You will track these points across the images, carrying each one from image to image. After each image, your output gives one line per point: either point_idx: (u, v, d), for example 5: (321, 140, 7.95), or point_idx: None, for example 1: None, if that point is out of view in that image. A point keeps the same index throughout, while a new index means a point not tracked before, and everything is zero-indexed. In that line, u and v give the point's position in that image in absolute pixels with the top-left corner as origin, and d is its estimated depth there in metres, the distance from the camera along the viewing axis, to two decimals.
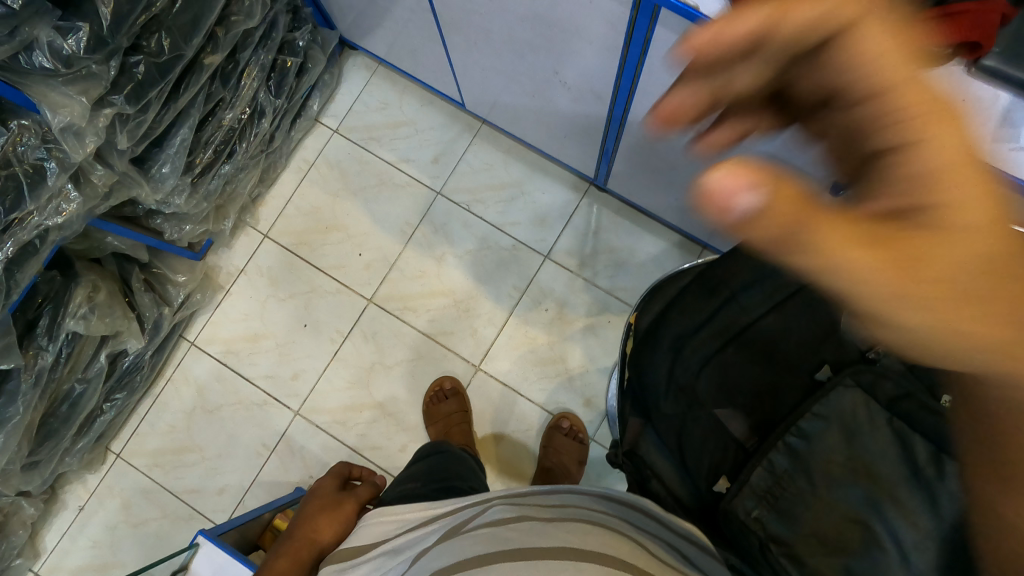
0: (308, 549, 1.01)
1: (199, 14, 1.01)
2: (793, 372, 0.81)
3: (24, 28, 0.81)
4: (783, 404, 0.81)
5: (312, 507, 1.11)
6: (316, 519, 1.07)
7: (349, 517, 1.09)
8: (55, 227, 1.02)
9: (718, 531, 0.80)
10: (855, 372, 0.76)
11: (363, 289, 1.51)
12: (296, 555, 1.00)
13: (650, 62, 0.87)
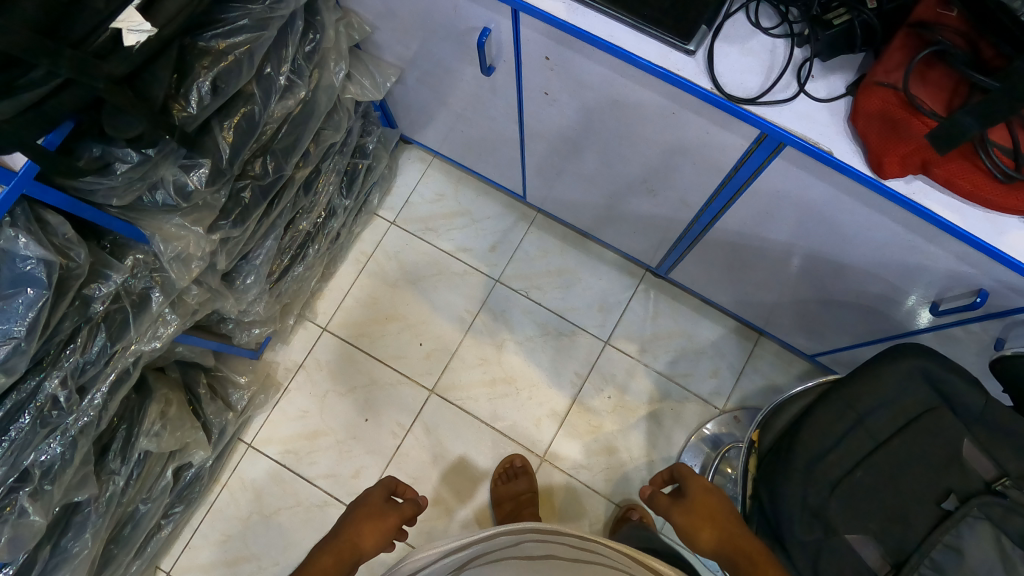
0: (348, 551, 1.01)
1: (299, 135, 1.03)
2: (919, 496, 0.77)
3: (152, 172, 0.84)
4: (913, 531, 0.76)
5: (356, 515, 1.07)
6: (358, 528, 1.04)
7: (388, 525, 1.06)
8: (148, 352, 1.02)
9: None
10: (983, 500, 0.73)
11: (425, 379, 1.50)
12: (339, 553, 1.00)
13: (756, 186, 0.89)
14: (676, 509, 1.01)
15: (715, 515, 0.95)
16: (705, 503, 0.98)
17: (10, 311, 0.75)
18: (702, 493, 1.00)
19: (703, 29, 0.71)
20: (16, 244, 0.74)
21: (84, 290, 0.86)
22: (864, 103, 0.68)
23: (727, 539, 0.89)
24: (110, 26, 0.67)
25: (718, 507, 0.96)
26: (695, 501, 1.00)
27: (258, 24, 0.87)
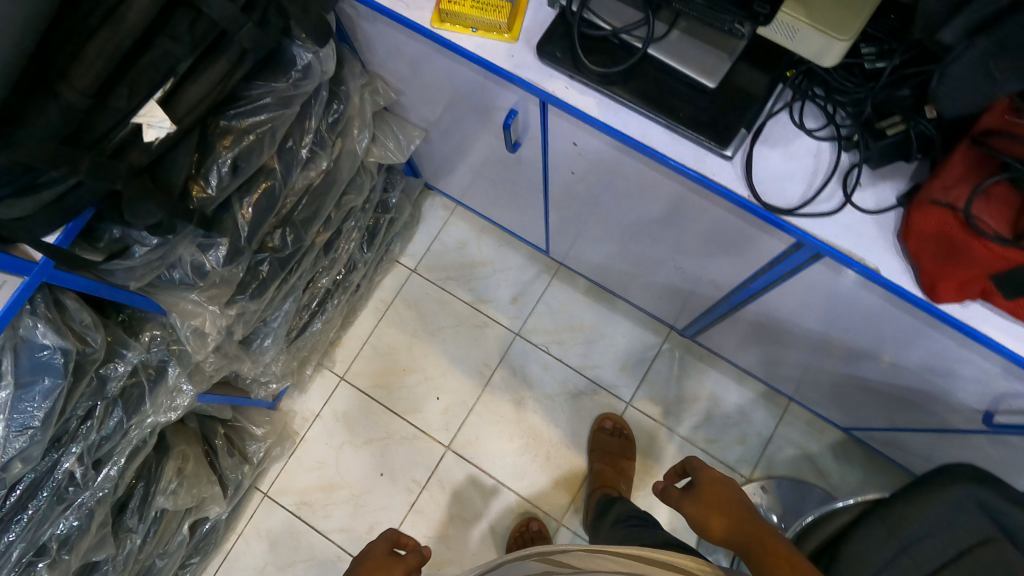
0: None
1: (320, 204, 1.01)
2: None
3: (171, 253, 0.83)
4: None
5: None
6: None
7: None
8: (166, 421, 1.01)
9: None
10: None
11: (441, 436, 1.47)
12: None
13: (794, 285, 0.85)
14: (686, 504, 0.90)
15: (742, 512, 0.86)
16: (718, 493, 0.90)
17: (24, 404, 0.75)
18: (711, 482, 0.92)
19: (742, 133, 0.68)
20: (33, 333, 0.74)
21: (101, 369, 0.86)
22: (919, 221, 0.63)
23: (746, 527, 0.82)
24: (131, 121, 0.65)
25: (733, 496, 0.89)
26: (705, 491, 0.91)
27: (282, 102, 0.84)
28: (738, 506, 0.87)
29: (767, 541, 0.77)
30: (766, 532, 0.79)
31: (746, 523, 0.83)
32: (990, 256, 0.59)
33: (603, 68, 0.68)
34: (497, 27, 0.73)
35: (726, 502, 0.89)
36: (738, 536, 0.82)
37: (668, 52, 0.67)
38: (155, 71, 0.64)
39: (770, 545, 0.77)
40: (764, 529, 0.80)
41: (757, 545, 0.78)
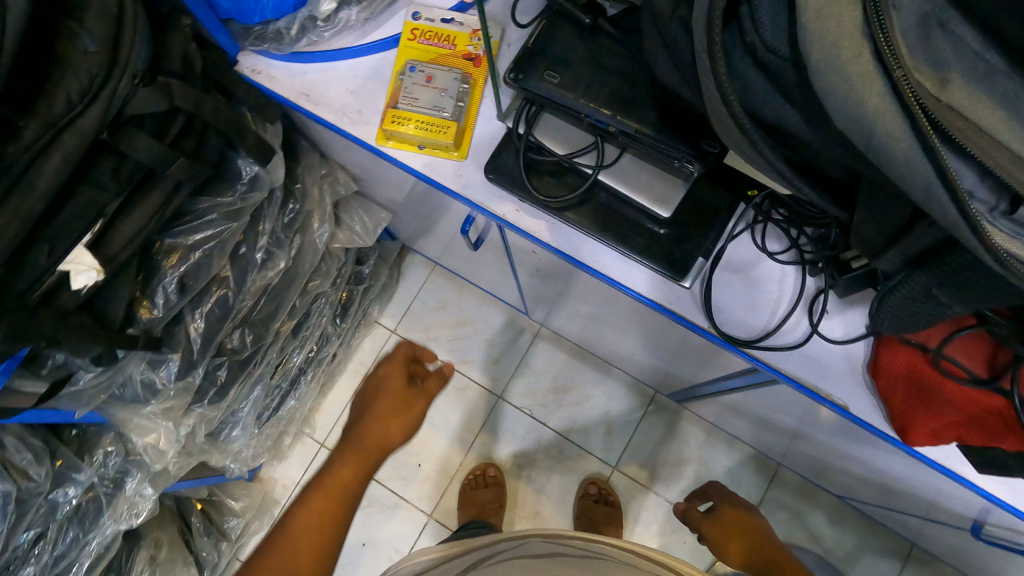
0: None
1: (281, 299, 0.98)
2: None
3: (117, 372, 0.80)
4: None
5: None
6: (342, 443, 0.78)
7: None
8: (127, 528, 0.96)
9: None
10: None
11: (423, 504, 1.44)
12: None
13: (766, 394, 0.82)
14: (708, 525, 1.27)
15: (747, 533, 1.25)
16: (737, 519, 1.27)
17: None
18: (730, 510, 1.29)
19: (699, 262, 0.64)
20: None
21: (50, 492, 0.85)
22: (888, 360, 0.61)
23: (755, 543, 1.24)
24: (58, 269, 0.63)
25: (748, 523, 1.27)
26: (725, 517, 1.27)
27: (228, 216, 0.81)
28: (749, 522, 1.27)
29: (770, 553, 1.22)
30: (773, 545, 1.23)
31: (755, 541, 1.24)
32: (961, 401, 0.58)
33: (553, 198, 0.65)
34: (444, 146, 0.69)
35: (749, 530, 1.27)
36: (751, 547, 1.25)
37: (617, 177, 0.64)
38: (79, 220, 0.62)
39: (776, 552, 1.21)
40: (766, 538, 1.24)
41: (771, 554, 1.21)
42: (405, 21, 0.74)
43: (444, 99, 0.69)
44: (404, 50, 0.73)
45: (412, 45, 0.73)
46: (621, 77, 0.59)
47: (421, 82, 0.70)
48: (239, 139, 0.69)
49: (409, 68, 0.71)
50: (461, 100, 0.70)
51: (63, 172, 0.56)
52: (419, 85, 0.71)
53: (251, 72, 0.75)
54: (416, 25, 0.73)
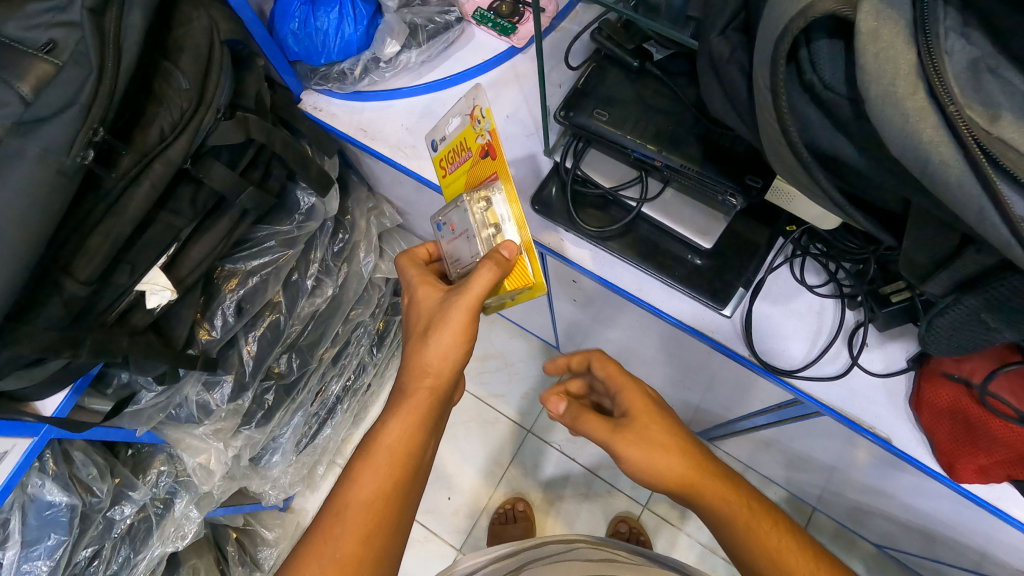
0: (436, 392, 0.62)
1: (325, 328, 1.01)
2: None
3: (176, 392, 0.81)
4: None
5: (430, 361, 0.61)
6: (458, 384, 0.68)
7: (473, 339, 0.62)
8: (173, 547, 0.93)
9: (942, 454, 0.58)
10: None
11: (453, 538, 1.42)
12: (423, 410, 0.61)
13: (798, 426, 0.84)
14: (622, 448, 0.60)
15: (651, 417, 0.62)
16: (657, 418, 0.62)
17: (27, 564, 0.69)
18: (626, 384, 0.66)
19: (739, 292, 0.66)
20: (41, 490, 0.70)
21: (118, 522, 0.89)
22: (931, 394, 0.59)
23: (709, 486, 0.59)
24: (135, 289, 0.63)
25: (663, 407, 0.66)
26: (634, 416, 0.63)
27: (285, 243, 0.84)
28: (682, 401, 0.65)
29: (731, 494, 0.59)
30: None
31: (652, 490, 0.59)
32: (1011, 440, 0.55)
33: (598, 229, 0.69)
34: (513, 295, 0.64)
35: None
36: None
37: (661, 211, 0.67)
38: (159, 244, 0.64)
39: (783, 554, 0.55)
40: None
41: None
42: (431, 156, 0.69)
43: (471, 245, 0.62)
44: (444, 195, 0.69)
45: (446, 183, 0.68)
46: (668, 116, 0.63)
47: (452, 236, 0.66)
48: (303, 170, 0.73)
49: (438, 225, 0.67)
50: (496, 234, 0.60)
51: (151, 198, 0.57)
52: (452, 239, 0.66)
53: (313, 109, 0.80)
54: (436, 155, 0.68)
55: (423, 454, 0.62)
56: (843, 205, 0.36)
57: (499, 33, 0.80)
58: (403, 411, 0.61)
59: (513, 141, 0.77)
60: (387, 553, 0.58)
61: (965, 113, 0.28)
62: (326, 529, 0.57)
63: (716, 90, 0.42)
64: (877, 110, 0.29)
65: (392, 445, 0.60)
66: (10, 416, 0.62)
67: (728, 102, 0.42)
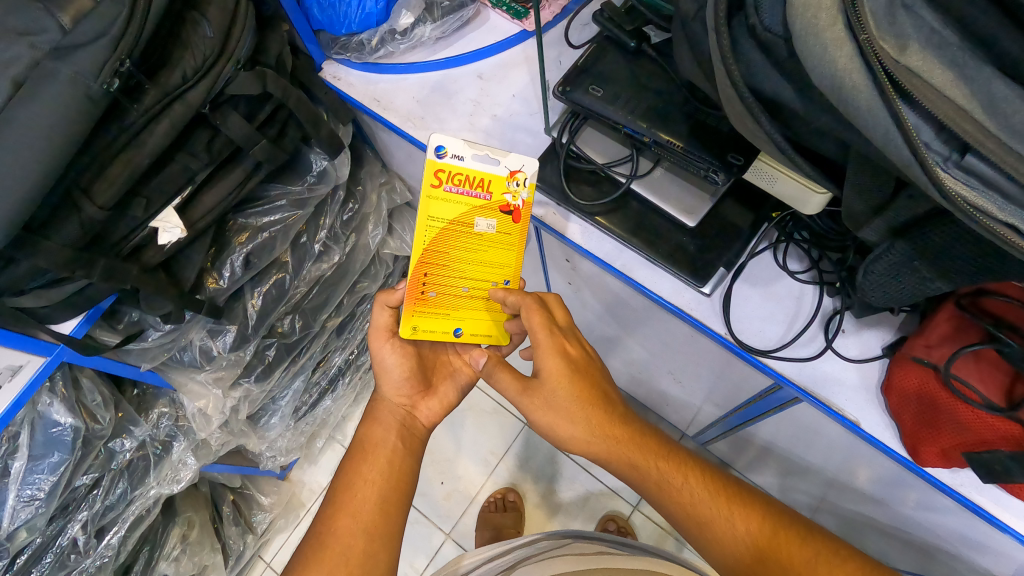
0: (392, 409, 0.74)
1: (330, 294, 1.06)
2: None
3: (182, 335, 0.85)
4: None
5: (383, 388, 0.75)
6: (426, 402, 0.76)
7: (407, 360, 0.74)
8: (166, 490, 0.96)
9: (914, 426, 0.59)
10: None
11: (442, 522, 1.41)
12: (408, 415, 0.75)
13: (779, 417, 0.84)
14: (532, 411, 0.67)
15: (558, 385, 0.65)
16: (561, 381, 0.65)
17: (32, 476, 0.73)
18: (542, 336, 0.66)
19: (720, 272, 0.68)
20: (48, 410, 0.73)
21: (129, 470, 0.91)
22: (900, 378, 0.60)
23: (608, 438, 0.66)
24: (148, 226, 0.68)
25: (580, 361, 0.67)
26: (544, 377, 0.66)
27: (296, 204, 0.88)
28: (575, 338, 0.70)
29: (627, 440, 0.66)
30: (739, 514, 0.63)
31: (550, 439, 0.68)
32: (975, 425, 0.54)
33: (589, 202, 0.71)
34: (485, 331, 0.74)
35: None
36: (746, 538, 0.62)
37: (649, 188, 0.70)
38: (173, 183, 0.68)
39: (700, 499, 0.64)
40: (710, 543, 0.63)
41: (668, 517, 0.67)
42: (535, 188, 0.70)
43: None
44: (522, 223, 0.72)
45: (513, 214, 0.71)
46: (658, 94, 0.65)
47: None
48: (316, 130, 0.78)
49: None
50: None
51: (169, 135, 0.62)
52: None
53: (332, 79, 0.85)
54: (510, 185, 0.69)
55: (393, 451, 0.71)
56: (783, 149, 0.39)
57: (512, 17, 0.84)
58: (369, 424, 0.74)
59: (515, 118, 0.80)
60: (378, 530, 0.66)
61: (876, 44, 0.32)
62: (319, 518, 0.68)
63: (685, 47, 0.45)
64: (802, 41, 0.34)
65: (364, 446, 0.72)
66: (22, 329, 0.64)
67: (695, 61, 0.44)
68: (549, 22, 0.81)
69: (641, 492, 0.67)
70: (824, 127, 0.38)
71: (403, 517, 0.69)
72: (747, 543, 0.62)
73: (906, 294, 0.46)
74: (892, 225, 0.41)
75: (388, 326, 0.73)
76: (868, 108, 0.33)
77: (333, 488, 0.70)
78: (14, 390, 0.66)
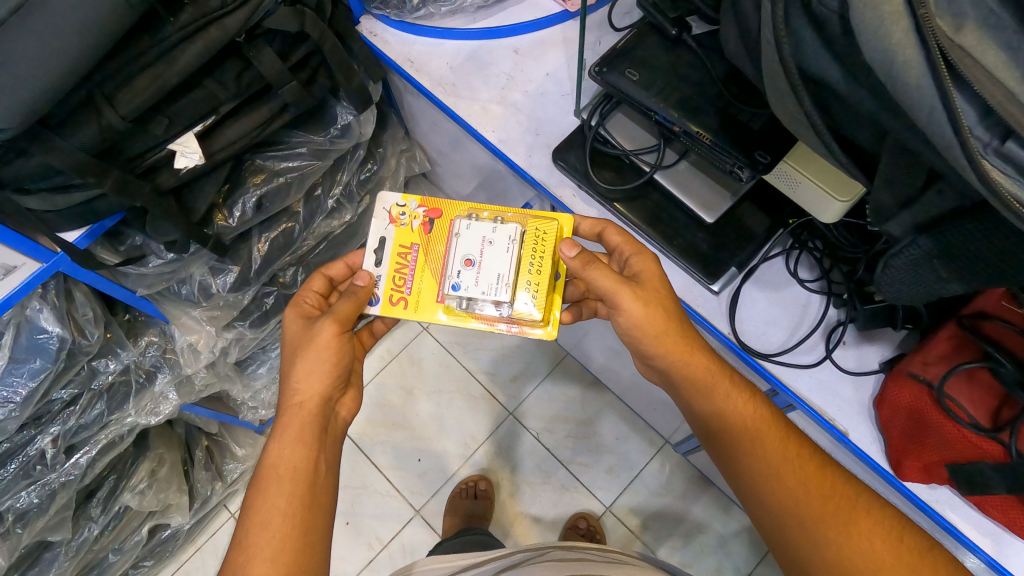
0: (316, 408, 0.65)
1: (336, 252, 1.06)
2: None
3: (183, 269, 0.85)
4: None
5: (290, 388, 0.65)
6: (343, 396, 0.69)
7: (344, 359, 0.66)
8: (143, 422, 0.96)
9: (901, 438, 0.60)
10: None
11: (413, 497, 1.41)
12: (312, 425, 0.64)
13: None
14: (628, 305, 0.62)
15: (659, 285, 0.64)
16: (658, 283, 0.65)
17: (10, 379, 0.73)
18: (640, 257, 0.66)
19: (731, 270, 0.68)
20: (37, 315, 0.73)
21: (109, 395, 0.91)
22: (894, 393, 0.61)
23: (691, 342, 0.65)
24: (166, 147, 0.68)
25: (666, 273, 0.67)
26: (642, 279, 0.65)
27: (315, 154, 0.88)
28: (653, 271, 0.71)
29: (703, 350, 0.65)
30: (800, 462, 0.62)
31: (631, 335, 0.64)
32: (959, 443, 0.56)
33: (609, 186, 0.72)
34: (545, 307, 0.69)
35: (908, 553, 0.57)
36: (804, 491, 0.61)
37: (672, 179, 0.70)
38: (197, 108, 0.68)
39: (774, 448, 0.62)
40: (772, 494, 0.62)
41: (731, 459, 0.65)
42: (380, 314, 0.70)
43: (498, 236, 0.67)
44: (420, 310, 0.70)
45: (415, 304, 0.70)
46: (695, 84, 0.65)
47: (473, 272, 0.66)
48: (346, 80, 0.77)
49: (454, 287, 0.67)
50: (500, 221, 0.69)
51: (201, 57, 0.63)
52: (476, 276, 0.66)
53: (369, 34, 0.86)
54: (386, 299, 0.70)
55: (317, 465, 0.63)
56: (817, 129, 0.39)
57: None
58: (283, 436, 0.63)
59: (546, 97, 0.80)
60: (310, 562, 0.58)
61: (932, 21, 0.33)
62: (234, 565, 0.57)
63: (731, 25, 0.45)
64: (860, 14, 0.34)
65: (279, 468, 0.61)
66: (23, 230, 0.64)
67: (741, 40, 0.45)
68: (592, 5, 0.80)
69: (706, 409, 0.65)
70: (866, 111, 0.38)
71: (328, 521, 0.62)
72: (808, 493, 0.61)
73: (921, 292, 0.46)
74: (918, 219, 0.42)
75: (346, 315, 0.66)
76: (917, 85, 0.33)
77: (242, 528, 0.59)
78: (5, 288, 0.65)
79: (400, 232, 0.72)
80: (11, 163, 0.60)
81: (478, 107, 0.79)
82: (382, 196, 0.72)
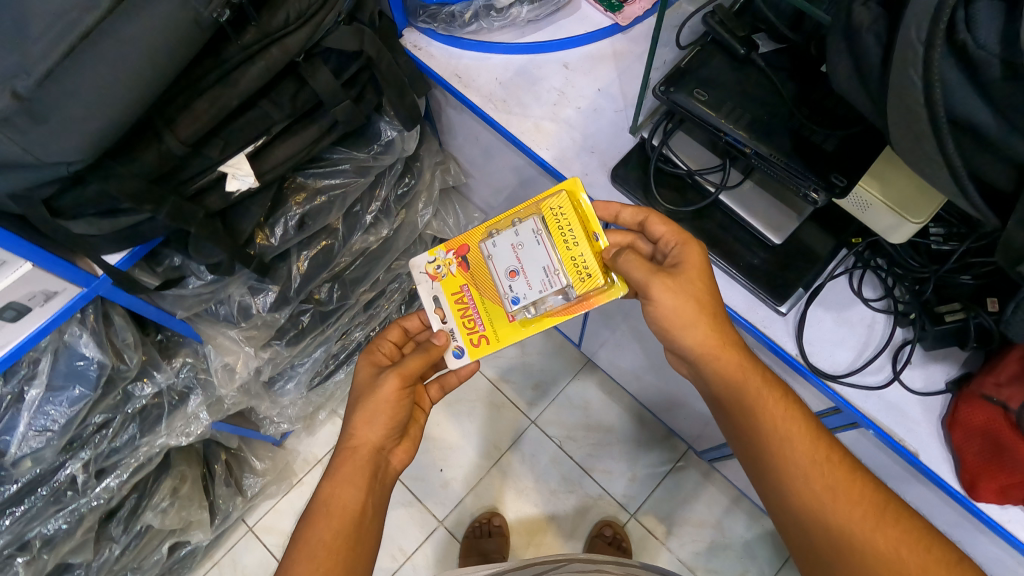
0: (368, 457, 0.64)
1: (370, 267, 1.04)
2: None
3: (223, 289, 0.82)
4: None
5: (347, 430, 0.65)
6: (400, 448, 0.69)
7: (401, 413, 0.66)
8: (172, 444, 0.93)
9: (977, 460, 0.60)
10: None
11: (436, 508, 1.40)
12: (361, 469, 0.63)
13: None
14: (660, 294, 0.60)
15: (699, 279, 0.62)
16: (695, 277, 0.62)
17: (48, 406, 0.71)
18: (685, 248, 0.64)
19: (799, 292, 0.68)
20: (77, 341, 0.70)
21: (140, 416, 0.88)
22: (966, 414, 0.61)
23: (725, 335, 0.62)
24: (218, 169, 0.65)
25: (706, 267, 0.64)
26: (681, 271, 0.62)
27: (358, 171, 0.86)
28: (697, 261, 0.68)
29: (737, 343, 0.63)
30: (829, 466, 0.59)
31: (659, 326, 0.62)
32: None
33: (672, 206, 0.71)
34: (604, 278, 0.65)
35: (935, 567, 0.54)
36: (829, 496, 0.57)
37: (736, 199, 0.70)
38: (252, 130, 0.66)
39: (803, 447, 0.59)
40: (796, 497, 0.59)
41: (753, 457, 0.62)
42: (473, 359, 0.69)
43: (527, 238, 0.66)
44: (504, 338, 0.68)
45: (494, 336, 0.68)
46: (765, 105, 0.65)
47: (523, 279, 0.65)
48: (397, 97, 0.76)
49: (514, 301, 0.65)
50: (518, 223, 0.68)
51: (262, 79, 0.61)
52: (528, 280, 0.65)
53: (413, 47, 0.84)
54: (468, 343, 0.69)
55: (364, 511, 0.61)
56: None
57: (605, 9, 0.82)
58: (335, 476, 0.63)
59: (599, 113, 0.79)
60: None
61: None
62: None
63: None
64: None
65: (329, 506, 0.61)
66: (69, 256, 0.61)
67: None
68: None
69: (731, 405, 0.62)
70: None
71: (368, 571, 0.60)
72: (835, 499, 0.57)
73: None
74: None
75: (412, 370, 0.66)
76: None
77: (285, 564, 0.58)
78: (44, 315, 0.63)
79: (444, 280, 0.71)
80: (65, 190, 0.57)
81: (531, 124, 0.78)
82: (413, 263, 0.72)
